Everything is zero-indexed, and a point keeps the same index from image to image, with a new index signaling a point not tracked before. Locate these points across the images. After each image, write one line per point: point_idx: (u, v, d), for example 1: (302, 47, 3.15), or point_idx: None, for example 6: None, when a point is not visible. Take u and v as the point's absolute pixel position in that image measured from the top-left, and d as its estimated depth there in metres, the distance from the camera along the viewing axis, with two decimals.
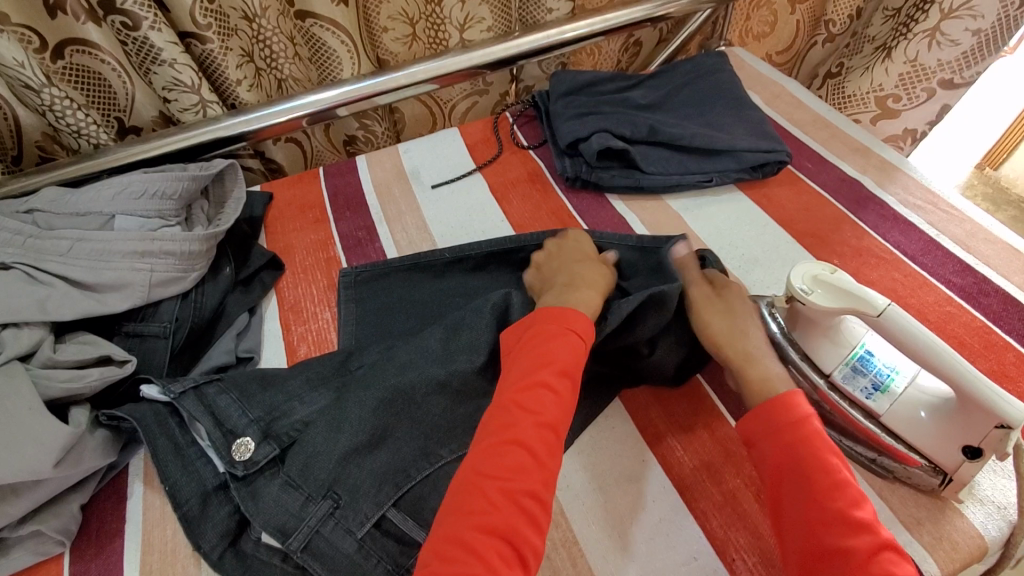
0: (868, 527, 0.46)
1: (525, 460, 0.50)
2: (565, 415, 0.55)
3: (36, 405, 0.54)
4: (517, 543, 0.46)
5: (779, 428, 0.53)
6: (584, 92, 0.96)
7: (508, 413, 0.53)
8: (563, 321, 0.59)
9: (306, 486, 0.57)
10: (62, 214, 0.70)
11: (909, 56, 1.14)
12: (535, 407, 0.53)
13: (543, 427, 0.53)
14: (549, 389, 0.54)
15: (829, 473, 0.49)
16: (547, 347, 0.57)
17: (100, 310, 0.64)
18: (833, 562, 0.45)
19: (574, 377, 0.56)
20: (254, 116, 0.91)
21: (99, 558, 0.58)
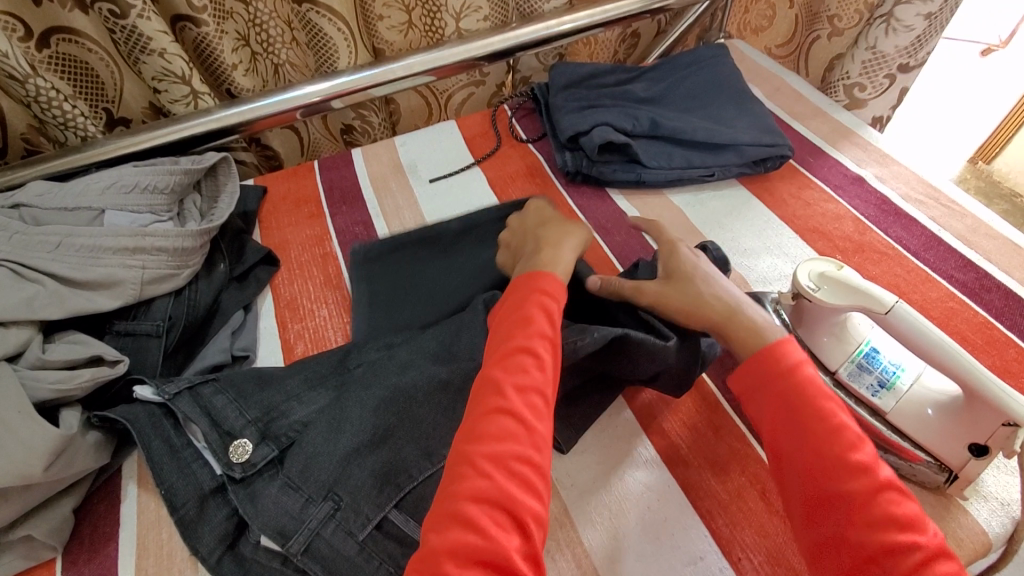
0: (870, 467, 0.46)
1: (513, 427, 0.49)
2: (551, 380, 0.53)
3: (25, 408, 0.52)
4: (515, 508, 0.44)
5: (770, 375, 0.52)
6: (584, 84, 0.94)
7: (490, 384, 0.51)
8: (534, 286, 0.59)
9: (305, 487, 0.55)
10: (49, 209, 0.68)
11: (870, 44, 1.18)
12: (515, 371, 0.52)
13: (526, 392, 0.51)
14: (529, 354, 0.53)
15: (823, 416, 0.49)
16: (521, 313, 0.56)
17: (90, 309, 0.62)
18: (830, 508, 0.45)
19: (552, 338, 0.55)
20: (249, 105, 0.89)
21: (93, 563, 0.56)
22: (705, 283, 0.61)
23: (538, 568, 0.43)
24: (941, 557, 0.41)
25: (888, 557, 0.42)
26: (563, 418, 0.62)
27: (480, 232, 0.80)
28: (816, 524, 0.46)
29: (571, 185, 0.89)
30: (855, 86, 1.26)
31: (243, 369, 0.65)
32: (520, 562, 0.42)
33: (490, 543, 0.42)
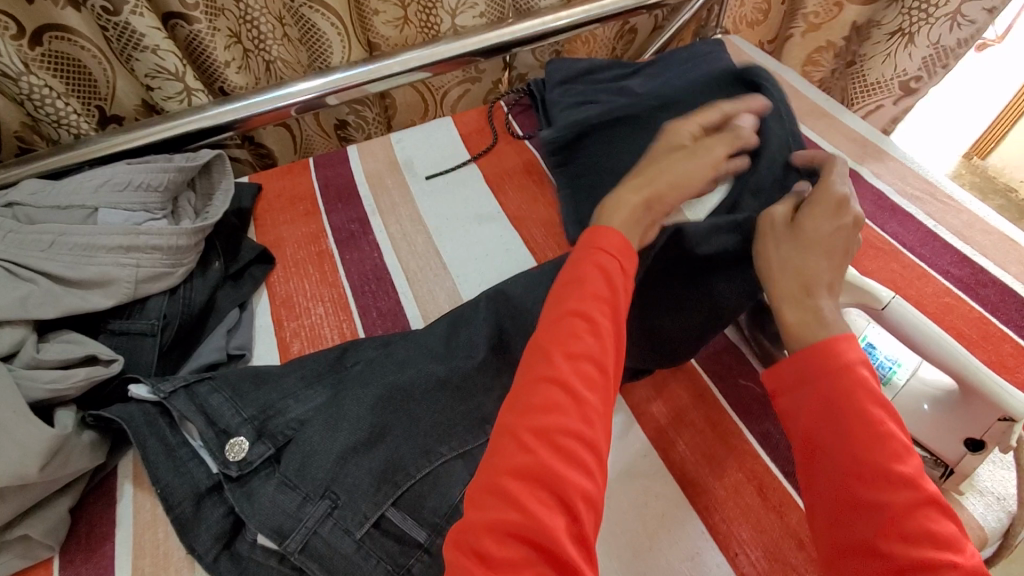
0: (917, 478, 0.43)
1: (561, 399, 0.47)
2: (607, 348, 0.50)
3: (21, 408, 0.52)
4: (560, 487, 0.43)
5: (815, 367, 0.49)
6: (581, 80, 0.94)
7: (542, 352, 0.49)
8: (596, 242, 0.55)
9: (302, 486, 0.55)
10: (42, 207, 0.67)
11: (931, 40, 1.08)
12: (566, 337, 0.49)
13: (577, 359, 0.48)
14: (583, 319, 0.50)
15: (868, 419, 0.46)
16: (575, 275, 0.53)
17: (84, 308, 0.62)
18: (863, 514, 0.43)
19: (610, 302, 0.52)
20: (242, 103, 0.89)
21: (90, 563, 0.56)
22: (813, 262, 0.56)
23: (589, 548, 0.42)
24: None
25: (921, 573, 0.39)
26: None
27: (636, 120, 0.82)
28: (843, 530, 0.44)
29: None
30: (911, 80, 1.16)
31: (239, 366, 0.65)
32: (569, 544, 0.41)
33: (531, 521, 0.41)
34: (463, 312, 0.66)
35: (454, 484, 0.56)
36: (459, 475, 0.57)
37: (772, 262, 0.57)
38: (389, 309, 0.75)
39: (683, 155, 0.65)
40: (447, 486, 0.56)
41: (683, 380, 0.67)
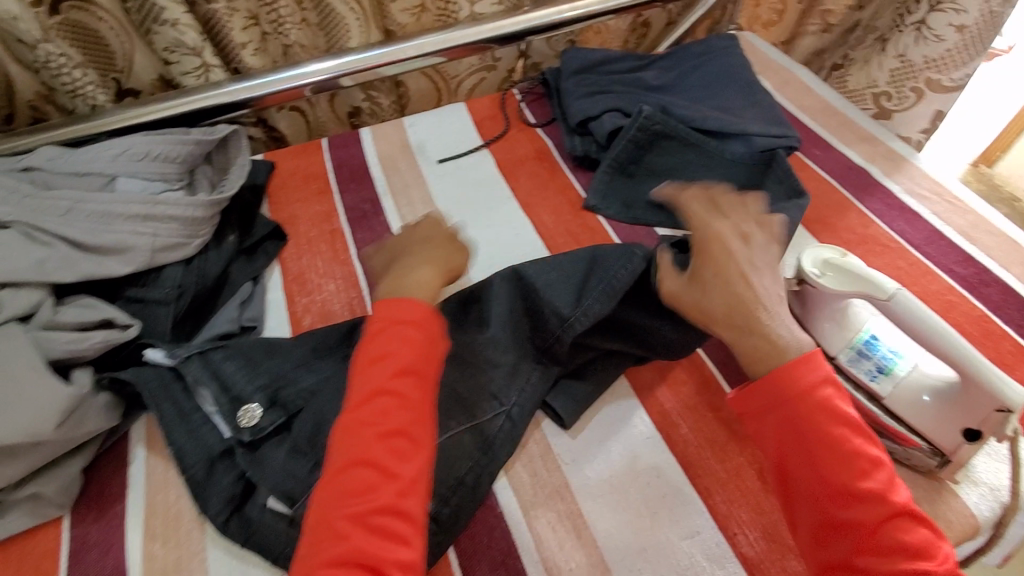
0: (888, 495, 0.46)
1: (373, 476, 0.47)
2: (417, 418, 0.51)
3: (37, 365, 0.54)
4: (379, 565, 0.44)
5: (780, 398, 0.50)
6: (595, 70, 0.95)
7: (351, 432, 0.49)
8: (390, 315, 0.55)
9: (312, 453, 0.57)
10: (60, 173, 0.68)
11: (899, 51, 1.09)
12: (376, 415, 0.50)
13: (389, 435, 0.49)
14: (391, 393, 0.51)
15: (833, 442, 0.48)
16: (381, 350, 0.53)
17: (102, 273, 0.63)
18: (841, 534, 0.46)
19: (416, 370, 0.53)
20: (257, 81, 0.89)
21: (101, 523, 0.58)
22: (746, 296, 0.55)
23: None
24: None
25: None
26: (564, 392, 0.64)
27: (679, 140, 0.84)
28: (826, 550, 0.47)
29: (578, 169, 0.89)
30: (884, 95, 1.15)
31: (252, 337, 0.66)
32: None
33: None
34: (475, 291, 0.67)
35: (460, 458, 0.59)
36: (466, 450, 0.59)
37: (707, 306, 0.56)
38: None
39: (416, 241, 0.68)
40: (454, 460, 0.58)
41: (689, 366, 0.68)
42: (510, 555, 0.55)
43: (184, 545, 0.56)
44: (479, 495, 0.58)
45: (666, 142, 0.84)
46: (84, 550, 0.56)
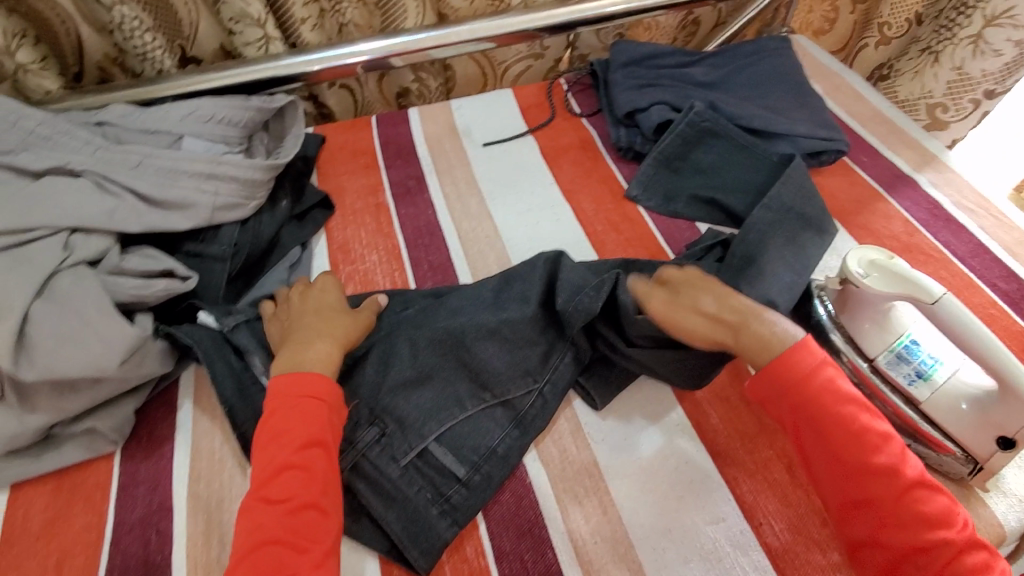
0: (903, 469, 0.50)
1: (286, 554, 0.47)
2: (327, 487, 0.51)
3: (104, 305, 0.57)
4: None
5: (790, 385, 0.54)
6: (644, 64, 0.96)
7: (258, 513, 0.49)
8: (290, 391, 0.55)
9: (355, 411, 0.61)
10: (131, 129, 0.72)
11: (955, 63, 1.05)
12: (282, 493, 0.50)
13: (298, 510, 0.49)
14: (296, 469, 0.51)
15: (847, 422, 0.52)
16: (281, 426, 0.53)
17: (164, 226, 0.66)
18: (863, 510, 0.50)
19: (323, 441, 0.53)
20: (314, 56, 0.92)
21: (149, 461, 0.61)
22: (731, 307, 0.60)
23: None
24: (970, 545, 0.47)
25: (920, 554, 0.47)
26: (596, 375, 0.65)
27: (720, 134, 0.84)
28: (850, 526, 0.50)
29: (621, 160, 0.90)
30: (939, 106, 1.12)
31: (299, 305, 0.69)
32: None
33: None
34: (516, 270, 0.69)
35: (492, 429, 0.61)
36: (497, 422, 0.62)
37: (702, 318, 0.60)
38: (441, 263, 0.78)
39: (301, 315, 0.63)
40: (486, 430, 0.61)
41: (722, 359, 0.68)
42: (537, 524, 0.56)
43: (227, 488, 0.59)
44: (509, 466, 0.59)
45: (706, 138, 0.84)
46: (133, 484, 0.59)
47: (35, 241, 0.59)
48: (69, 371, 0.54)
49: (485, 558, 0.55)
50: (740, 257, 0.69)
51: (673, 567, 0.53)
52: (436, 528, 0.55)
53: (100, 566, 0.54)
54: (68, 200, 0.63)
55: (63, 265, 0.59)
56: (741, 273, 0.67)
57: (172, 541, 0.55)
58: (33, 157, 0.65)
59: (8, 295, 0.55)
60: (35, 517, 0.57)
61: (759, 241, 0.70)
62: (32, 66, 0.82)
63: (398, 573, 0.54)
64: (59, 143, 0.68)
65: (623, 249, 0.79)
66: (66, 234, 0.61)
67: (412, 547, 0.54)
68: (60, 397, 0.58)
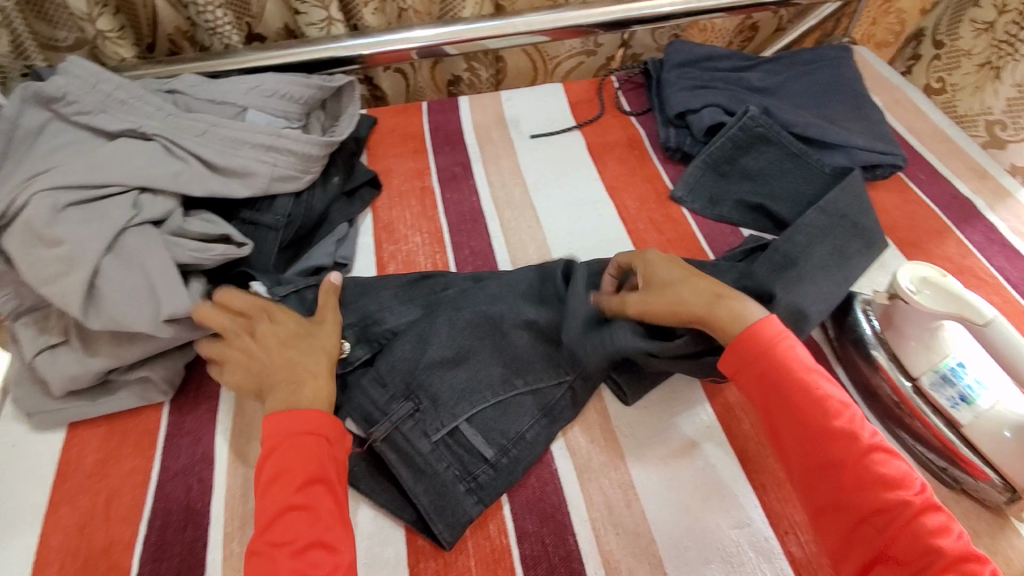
0: (861, 434, 0.50)
1: None
2: (334, 525, 0.49)
3: (166, 265, 0.60)
4: None
5: (755, 353, 0.54)
6: (699, 65, 0.95)
7: (265, 563, 0.47)
8: (283, 429, 0.52)
9: (391, 384, 0.62)
10: (200, 99, 0.75)
11: (1017, 80, 0.98)
12: (289, 537, 0.48)
13: (307, 554, 0.47)
14: (302, 509, 0.49)
15: (806, 387, 0.52)
16: (278, 466, 0.51)
17: (225, 193, 0.69)
18: (827, 474, 0.49)
19: (325, 476, 0.51)
20: (373, 39, 0.94)
21: (195, 414, 0.64)
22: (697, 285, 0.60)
23: None
24: (928, 508, 0.46)
25: (880, 516, 0.47)
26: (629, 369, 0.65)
27: (771, 141, 0.83)
28: (814, 492, 0.50)
29: (668, 161, 0.90)
30: (998, 124, 1.02)
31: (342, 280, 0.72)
32: None
33: None
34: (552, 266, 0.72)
35: (522, 414, 0.62)
36: (528, 409, 0.62)
37: (675, 298, 0.60)
38: (482, 249, 0.79)
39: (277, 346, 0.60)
40: (516, 416, 0.62)
41: None
42: (560, 510, 0.57)
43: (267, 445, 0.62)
44: (537, 451, 0.60)
45: (755, 144, 0.84)
46: (179, 435, 0.62)
47: (107, 197, 0.63)
48: (131, 322, 0.58)
49: (507, 537, 0.56)
50: (781, 254, 0.68)
51: (693, 566, 0.54)
52: (462, 505, 0.56)
53: (146, 507, 0.57)
54: (141, 162, 0.66)
55: (130, 224, 0.62)
56: (780, 270, 0.67)
57: (213, 491, 0.58)
58: (109, 119, 0.69)
59: (80, 245, 0.58)
60: (89, 455, 0.61)
61: (806, 242, 0.69)
62: (109, 35, 0.87)
63: (422, 543, 0.55)
64: (134, 107, 0.71)
65: (664, 249, 0.78)
66: (135, 192, 0.64)
67: (438, 521, 0.55)
68: (119, 346, 0.62)
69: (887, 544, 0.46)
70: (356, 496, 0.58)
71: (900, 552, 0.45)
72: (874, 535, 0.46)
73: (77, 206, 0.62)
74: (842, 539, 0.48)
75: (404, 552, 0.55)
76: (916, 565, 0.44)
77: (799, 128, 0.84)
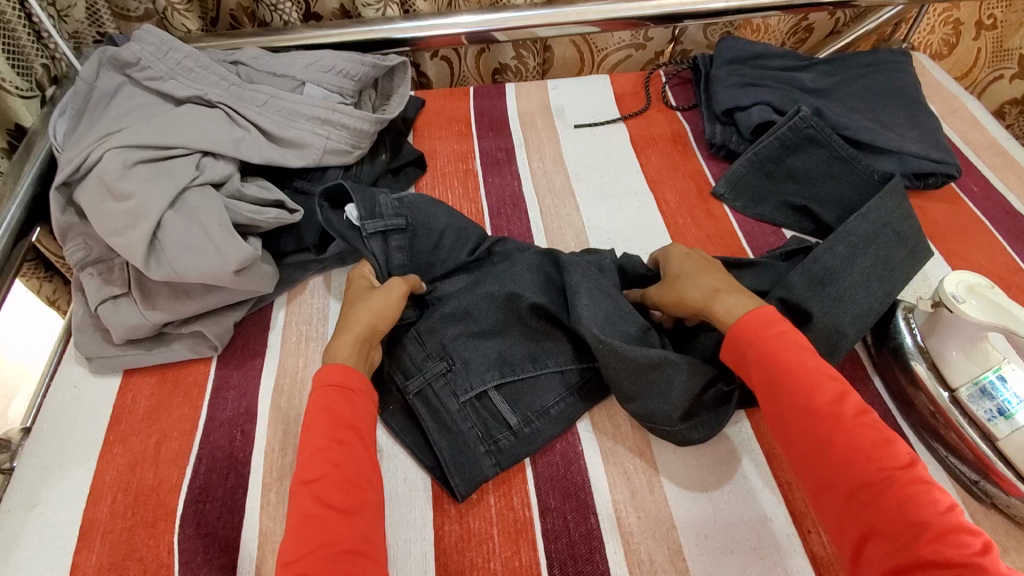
0: (846, 411, 0.50)
1: (333, 526, 0.48)
2: (363, 465, 0.53)
3: (224, 223, 0.63)
4: None
5: (748, 340, 0.57)
6: (750, 63, 0.94)
7: (303, 491, 0.50)
8: (326, 381, 0.57)
9: (429, 344, 0.66)
10: (262, 71, 0.78)
11: None
12: (324, 471, 0.51)
13: (341, 486, 0.50)
14: (335, 447, 0.52)
15: (795, 368, 0.53)
16: (316, 412, 0.55)
17: (280, 161, 0.72)
18: (817, 451, 0.50)
19: (356, 424, 0.55)
20: (425, 22, 0.96)
21: (241, 370, 0.67)
22: (694, 282, 0.65)
23: None
24: (919, 482, 0.46)
25: (868, 489, 0.46)
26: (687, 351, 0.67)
27: (820, 143, 0.81)
28: (807, 469, 0.50)
29: (712, 159, 0.90)
30: None
31: (449, 214, 0.74)
32: None
33: None
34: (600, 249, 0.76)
35: (549, 390, 0.64)
36: (554, 385, 0.64)
37: (676, 288, 0.66)
38: (520, 233, 0.81)
39: (357, 295, 0.67)
40: (544, 390, 0.64)
41: None
42: (583, 489, 0.58)
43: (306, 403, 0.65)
44: (561, 426, 0.62)
45: (804, 145, 0.82)
46: (225, 388, 0.66)
47: (173, 157, 0.67)
48: (190, 275, 0.62)
49: (530, 510, 0.57)
50: (821, 267, 0.66)
51: (713, 555, 0.54)
52: (480, 465, 0.59)
53: (192, 453, 0.61)
54: (204, 127, 0.70)
55: (194, 183, 0.65)
56: (819, 286, 0.65)
57: (254, 443, 0.62)
58: (178, 85, 0.73)
59: (147, 201, 0.62)
60: (142, 401, 0.65)
61: (847, 254, 0.67)
62: (179, 6, 0.90)
63: (448, 505, 0.57)
64: (201, 75, 0.75)
65: (703, 244, 0.78)
66: (198, 155, 0.68)
67: (455, 475, 0.58)
68: (177, 300, 0.66)
69: (875, 519, 0.45)
70: (387, 458, 0.60)
71: (891, 525, 0.45)
72: (863, 510, 0.46)
73: (145, 165, 0.65)
74: (837, 516, 0.48)
75: (430, 514, 0.57)
76: (906, 538, 0.44)
77: (849, 132, 0.82)
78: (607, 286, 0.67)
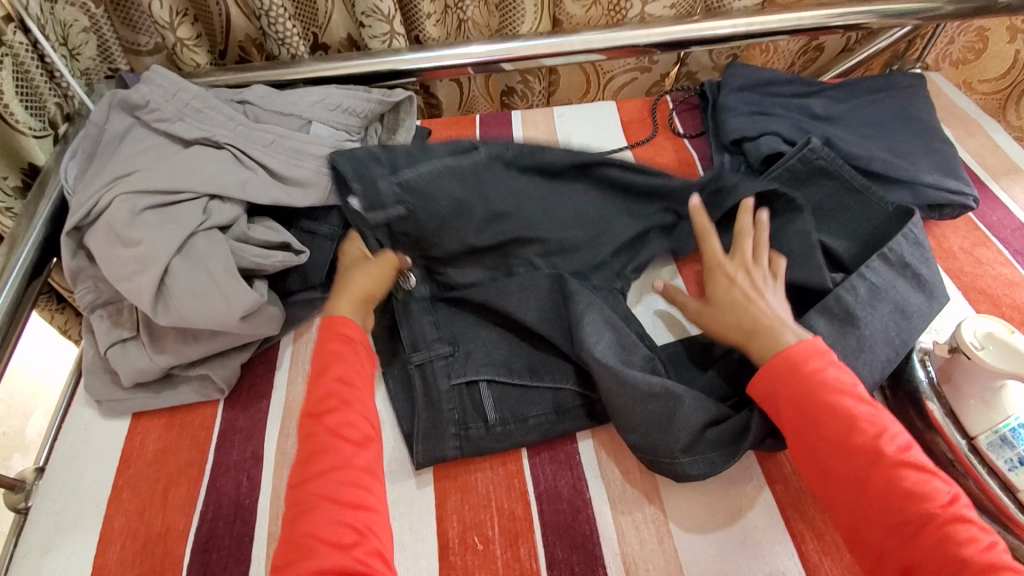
0: (886, 449, 0.51)
1: (339, 455, 0.54)
2: (366, 399, 0.59)
3: (230, 267, 0.64)
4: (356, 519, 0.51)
5: (783, 375, 0.56)
6: (758, 89, 0.93)
7: (311, 427, 0.56)
8: (332, 330, 0.62)
9: (441, 328, 0.70)
10: (270, 111, 0.79)
11: None
12: (331, 408, 0.57)
13: (343, 423, 0.56)
14: (342, 387, 0.58)
15: (833, 406, 0.53)
16: (322, 358, 0.60)
17: (287, 201, 0.72)
18: (854, 489, 0.50)
19: (360, 367, 0.60)
20: (432, 53, 0.96)
21: (247, 412, 0.67)
22: (744, 309, 0.63)
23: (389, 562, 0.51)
24: (957, 520, 0.47)
25: (908, 528, 0.47)
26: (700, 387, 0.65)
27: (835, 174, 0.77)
28: (843, 508, 0.51)
29: None
30: None
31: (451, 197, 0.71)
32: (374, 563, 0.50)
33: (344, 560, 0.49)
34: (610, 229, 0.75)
35: (537, 403, 0.65)
36: (544, 402, 0.65)
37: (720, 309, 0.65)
38: None
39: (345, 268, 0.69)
40: (531, 402, 0.65)
41: None
42: (591, 540, 0.57)
43: None
44: (534, 436, 0.64)
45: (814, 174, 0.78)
46: (232, 432, 0.66)
47: (181, 202, 0.67)
48: (196, 321, 0.62)
49: (537, 561, 0.56)
50: (841, 307, 0.65)
51: None
52: (443, 444, 0.62)
53: (198, 500, 0.61)
54: (211, 169, 0.70)
55: (202, 227, 0.66)
56: (840, 331, 0.63)
57: (260, 488, 0.62)
58: (187, 127, 0.74)
59: (155, 247, 0.62)
60: (150, 445, 0.65)
61: (870, 297, 0.65)
62: (188, 43, 0.91)
63: (453, 556, 0.57)
64: (208, 115, 0.75)
65: None
66: (206, 199, 0.68)
67: (418, 444, 0.62)
68: (183, 343, 0.66)
69: (916, 557, 0.46)
70: (393, 507, 0.60)
71: (933, 565, 0.46)
72: (903, 548, 0.47)
73: (153, 210, 0.66)
74: (874, 554, 0.48)
75: (436, 565, 0.56)
76: None
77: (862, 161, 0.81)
78: (613, 328, 0.66)
